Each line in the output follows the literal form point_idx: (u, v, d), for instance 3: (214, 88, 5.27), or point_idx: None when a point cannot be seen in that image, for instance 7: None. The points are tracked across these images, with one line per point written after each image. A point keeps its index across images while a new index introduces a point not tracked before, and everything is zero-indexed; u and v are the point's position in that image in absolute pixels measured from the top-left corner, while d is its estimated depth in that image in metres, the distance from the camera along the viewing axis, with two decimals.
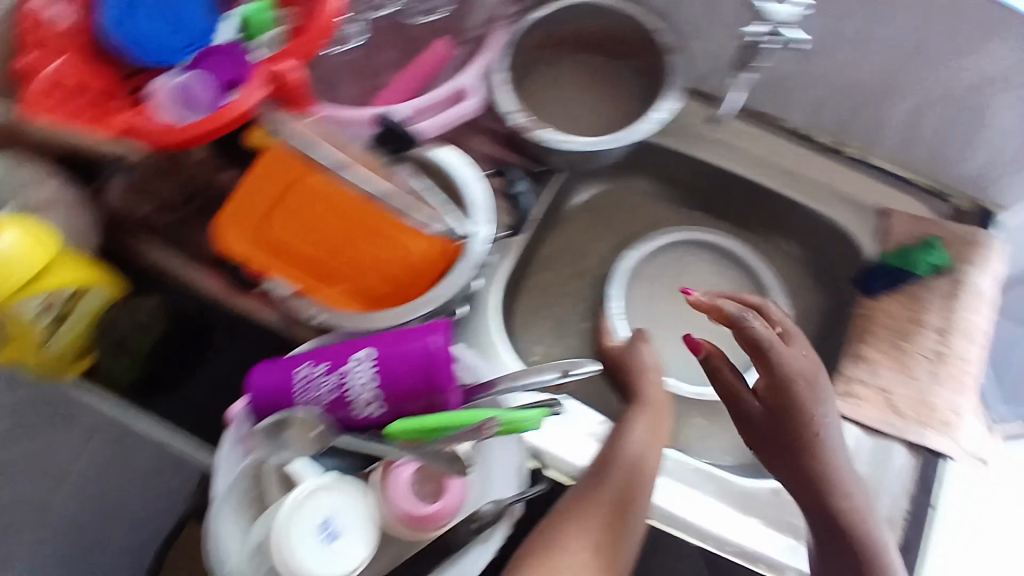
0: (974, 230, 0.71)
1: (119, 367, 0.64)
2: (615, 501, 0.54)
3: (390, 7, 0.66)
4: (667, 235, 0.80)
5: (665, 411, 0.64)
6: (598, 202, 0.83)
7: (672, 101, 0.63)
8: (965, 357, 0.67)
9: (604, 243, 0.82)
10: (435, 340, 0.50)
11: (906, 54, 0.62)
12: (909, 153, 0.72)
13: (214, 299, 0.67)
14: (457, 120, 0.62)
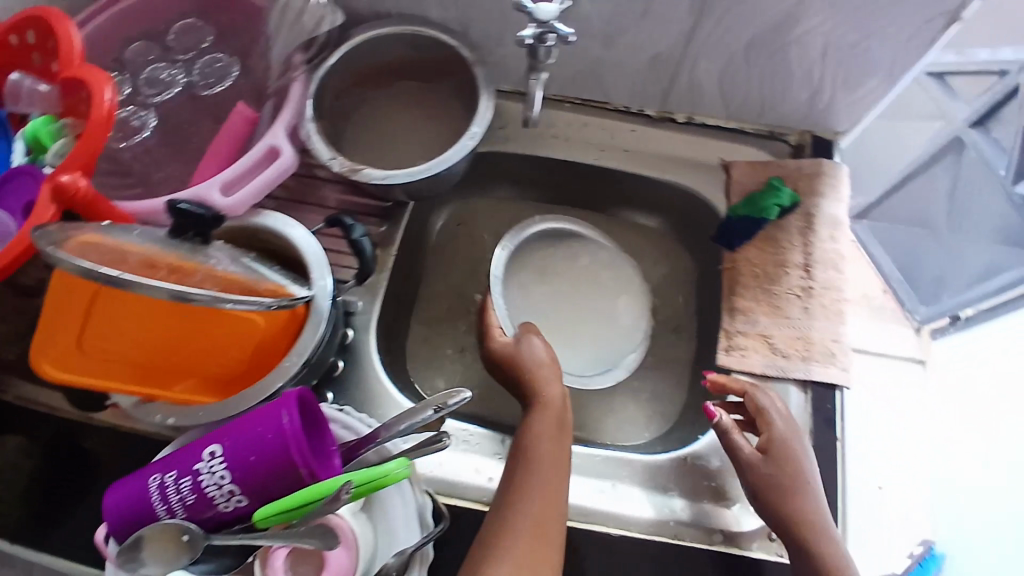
0: (816, 161, 0.72)
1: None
2: (538, 516, 0.53)
3: (180, 84, 0.67)
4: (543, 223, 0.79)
5: (562, 407, 0.63)
6: (465, 217, 0.83)
7: (487, 100, 0.64)
8: (832, 285, 0.69)
9: (480, 257, 0.82)
10: (285, 416, 0.47)
11: (687, 30, 0.64)
12: (730, 108, 0.74)
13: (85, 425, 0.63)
14: (273, 185, 0.61)
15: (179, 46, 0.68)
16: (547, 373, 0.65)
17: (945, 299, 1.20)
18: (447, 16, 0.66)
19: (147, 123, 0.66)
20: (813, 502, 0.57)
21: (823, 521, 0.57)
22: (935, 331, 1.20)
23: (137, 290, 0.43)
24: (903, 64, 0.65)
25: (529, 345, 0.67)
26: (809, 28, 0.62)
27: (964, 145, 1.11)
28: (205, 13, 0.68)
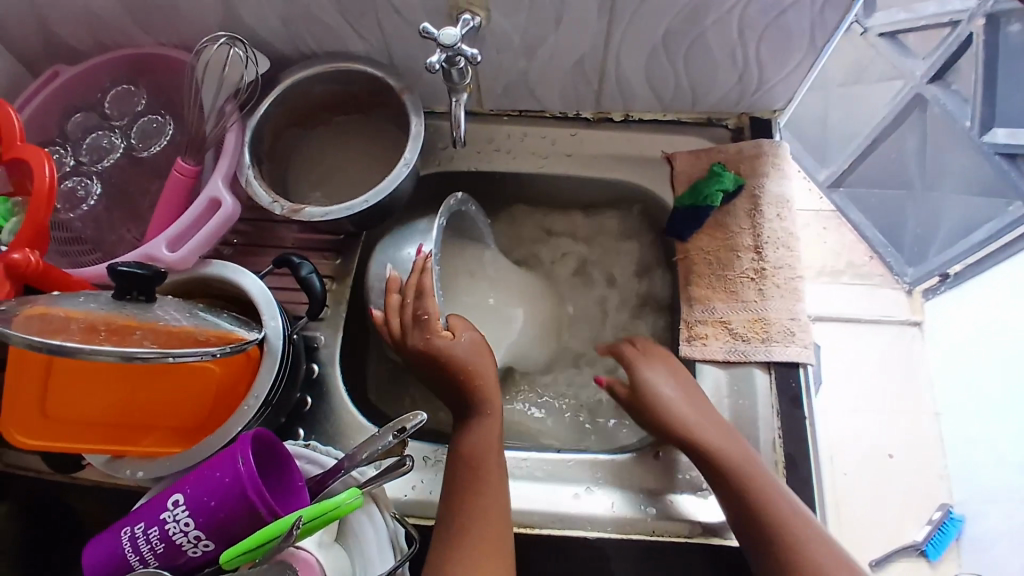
0: (755, 142, 0.73)
1: None
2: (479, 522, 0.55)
3: (120, 149, 0.71)
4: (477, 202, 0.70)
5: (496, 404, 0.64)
6: None
7: (418, 123, 0.66)
8: (783, 263, 0.70)
9: None
10: (240, 460, 0.47)
11: (601, 35, 0.66)
12: (662, 102, 0.76)
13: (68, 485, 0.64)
14: (220, 232, 0.62)
15: (116, 112, 0.71)
16: (489, 371, 0.65)
17: (932, 257, 1.20)
18: (371, 49, 0.69)
19: (91, 190, 0.69)
20: (710, 427, 0.62)
21: (753, 475, 0.58)
22: (927, 292, 1.23)
23: (80, 355, 0.44)
24: (822, 33, 0.63)
25: (462, 342, 0.64)
26: (717, 15, 0.62)
27: (926, 102, 1.09)
28: (136, 78, 0.71)
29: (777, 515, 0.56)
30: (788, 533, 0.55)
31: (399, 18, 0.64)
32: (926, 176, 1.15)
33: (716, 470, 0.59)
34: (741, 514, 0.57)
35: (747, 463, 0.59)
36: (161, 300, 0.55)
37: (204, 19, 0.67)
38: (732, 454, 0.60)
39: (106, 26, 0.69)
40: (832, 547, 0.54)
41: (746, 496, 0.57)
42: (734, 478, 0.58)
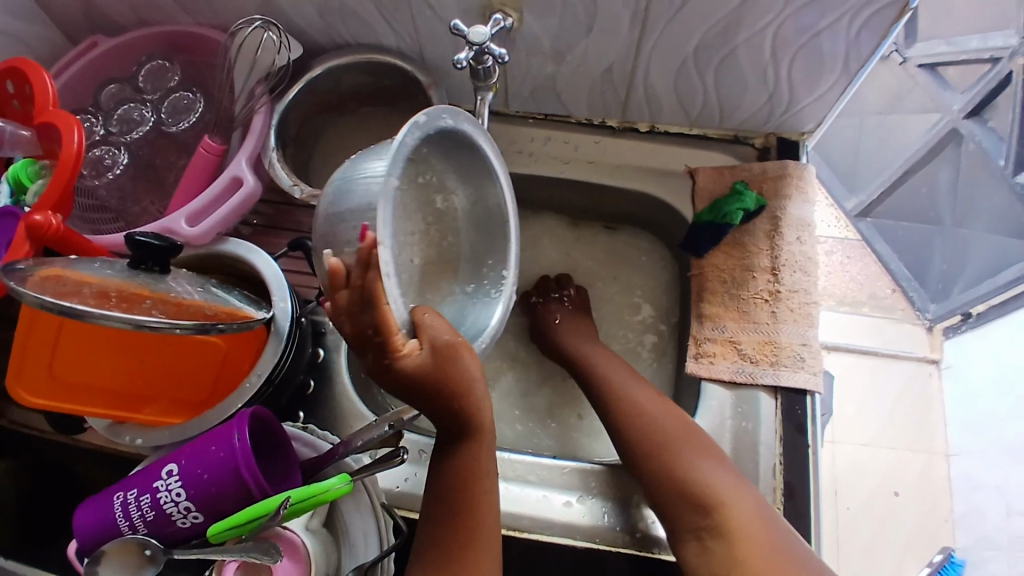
0: (780, 163, 0.72)
1: None
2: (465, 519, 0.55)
3: (149, 122, 0.72)
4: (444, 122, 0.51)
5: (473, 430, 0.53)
6: None
7: None
8: (799, 287, 0.69)
9: None
10: (237, 436, 0.47)
11: (632, 45, 0.66)
12: (686, 116, 0.75)
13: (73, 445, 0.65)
14: (239, 211, 0.63)
15: (149, 87, 0.72)
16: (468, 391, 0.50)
17: (955, 295, 1.18)
18: (402, 43, 0.70)
19: (118, 160, 0.70)
20: (602, 363, 0.71)
21: (630, 401, 0.65)
22: (948, 330, 1.20)
23: (89, 319, 0.45)
24: (858, 56, 0.62)
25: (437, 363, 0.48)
26: (750, 33, 0.62)
27: (961, 137, 1.08)
28: (171, 55, 0.73)
29: (645, 421, 0.62)
30: (653, 432, 0.61)
31: (432, 15, 0.65)
32: (957, 212, 1.14)
33: (603, 397, 0.67)
34: (618, 431, 0.64)
35: (625, 385, 0.67)
36: (174, 273, 0.55)
37: (242, 3, 0.68)
38: (615, 380, 0.68)
39: (147, 2, 0.70)
40: (692, 439, 0.59)
41: (620, 412, 0.64)
42: (613, 403, 0.66)
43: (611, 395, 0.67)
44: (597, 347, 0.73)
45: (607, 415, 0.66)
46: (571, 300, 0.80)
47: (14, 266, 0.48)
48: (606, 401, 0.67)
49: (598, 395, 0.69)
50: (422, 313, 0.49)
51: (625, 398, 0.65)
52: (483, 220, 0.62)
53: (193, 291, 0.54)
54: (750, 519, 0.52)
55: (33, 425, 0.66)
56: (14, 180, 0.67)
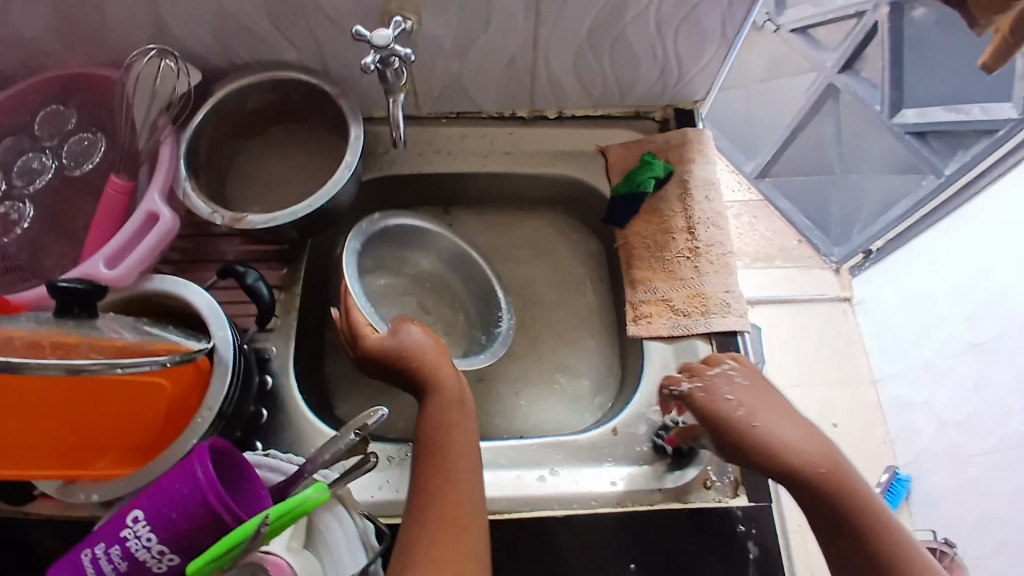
0: (680, 131, 0.77)
1: None
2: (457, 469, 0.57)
3: (51, 169, 0.70)
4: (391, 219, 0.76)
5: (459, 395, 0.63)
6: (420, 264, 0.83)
7: (358, 128, 0.67)
8: (715, 242, 0.74)
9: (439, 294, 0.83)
10: (200, 468, 0.47)
11: (529, 36, 0.69)
12: (589, 98, 0.79)
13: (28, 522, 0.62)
14: (160, 246, 0.62)
15: (45, 133, 0.70)
16: (433, 358, 0.64)
17: (856, 236, 1.30)
18: (304, 57, 0.70)
19: (24, 215, 0.68)
20: (809, 443, 0.55)
21: (881, 525, 0.51)
22: (853, 269, 1.32)
23: (23, 370, 0.44)
24: (733, 22, 0.68)
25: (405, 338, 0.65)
26: (635, 12, 0.66)
27: (838, 90, 1.17)
28: (65, 98, 0.70)
29: (889, 534, 0.51)
30: (902, 554, 0.50)
31: (331, 25, 0.66)
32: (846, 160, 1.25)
33: (827, 510, 0.53)
34: (847, 535, 0.52)
35: (848, 473, 0.54)
36: (104, 316, 0.54)
37: (131, 33, 0.66)
38: (846, 468, 0.54)
39: (28, 45, 0.67)
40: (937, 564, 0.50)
41: (852, 517, 0.52)
42: (836, 494, 0.53)
43: (831, 485, 0.53)
44: (792, 425, 0.57)
45: (824, 509, 0.53)
46: (738, 374, 0.62)
47: None
48: (828, 495, 0.53)
49: (814, 485, 0.53)
50: (402, 322, 0.67)
51: (858, 499, 0.52)
52: (466, 270, 0.80)
53: (118, 330, 0.52)
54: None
55: None
56: None
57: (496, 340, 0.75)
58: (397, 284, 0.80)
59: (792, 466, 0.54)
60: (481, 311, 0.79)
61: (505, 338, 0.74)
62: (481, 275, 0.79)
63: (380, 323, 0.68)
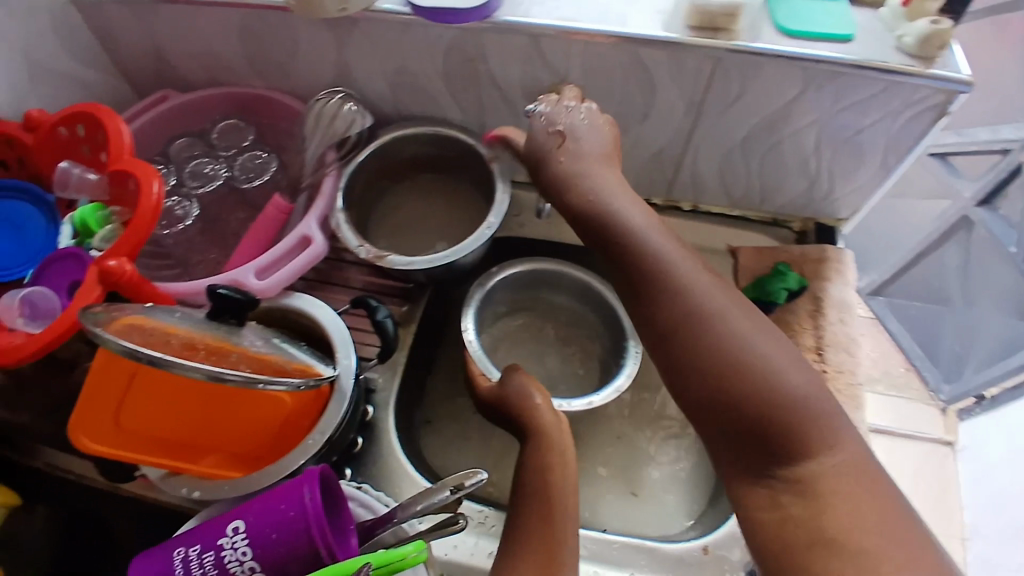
0: (820, 248, 0.75)
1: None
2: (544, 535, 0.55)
3: (221, 177, 0.76)
4: (509, 269, 0.77)
5: (562, 435, 0.63)
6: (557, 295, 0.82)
7: (504, 189, 0.70)
8: (844, 368, 0.70)
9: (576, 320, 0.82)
10: (309, 492, 0.49)
11: (684, 133, 0.70)
12: (727, 198, 0.79)
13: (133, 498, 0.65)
14: (307, 268, 0.65)
15: (223, 144, 0.77)
16: (540, 408, 0.64)
17: (968, 375, 1.18)
18: (466, 117, 0.74)
19: (189, 212, 0.74)
20: (683, 264, 0.51)
21: (705, 296, 0.49)
22: (962, 412, 1.19)
23: (173, 369, 0.46)
24: (896, 151, 0.66)
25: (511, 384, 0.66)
26: (797, 127, 0.66)
27: (973, 223, 1.11)
28: (243, 115, 0.77)
29: (707, 314, 0.49)
30: (774, 395, 0.45)
31: (499, 95, 0.69)
32: (966, 293, 1.18)
33: (662, 323, 0.50)
34: (729, 408, 0.46)
35: (729, 317, 0.48)
36: (248, 328, 0.57)
37: (316, 70, 0.72)
38: (683, 275, 0.51)
39: (222, 63, 0.75)
40: (773, 338, 0.48)
41: (731, 382, 0.46)
42: (723, 366, 0.47)
43: (742, 370, 0.46)
44: (674, 243, 0.53)
45: (687, 341, 0.48)
46: (584, 112, 0.62)
47: (96, 314, 0.49)
48: (725, 378, 0.46)
49: (687, 325, 0.49)
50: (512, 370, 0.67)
51: (719, 340, 0.47)
52: (596, 303, 0.78)
53: (255, 341, 0.55)
54: (852, 464, 0.43)
55: (70, 470, 0.67)
56: (81, 223, 0.67)
57: (626, 368, 0.71)
58: (536, 319, 0.83)
59: (670, 293, 0.50)
60: (617, 338, 0.76)
61: (633, 368, 0.71)
62: (610, 306, 0.76)
63: (493, 369, 0.70)
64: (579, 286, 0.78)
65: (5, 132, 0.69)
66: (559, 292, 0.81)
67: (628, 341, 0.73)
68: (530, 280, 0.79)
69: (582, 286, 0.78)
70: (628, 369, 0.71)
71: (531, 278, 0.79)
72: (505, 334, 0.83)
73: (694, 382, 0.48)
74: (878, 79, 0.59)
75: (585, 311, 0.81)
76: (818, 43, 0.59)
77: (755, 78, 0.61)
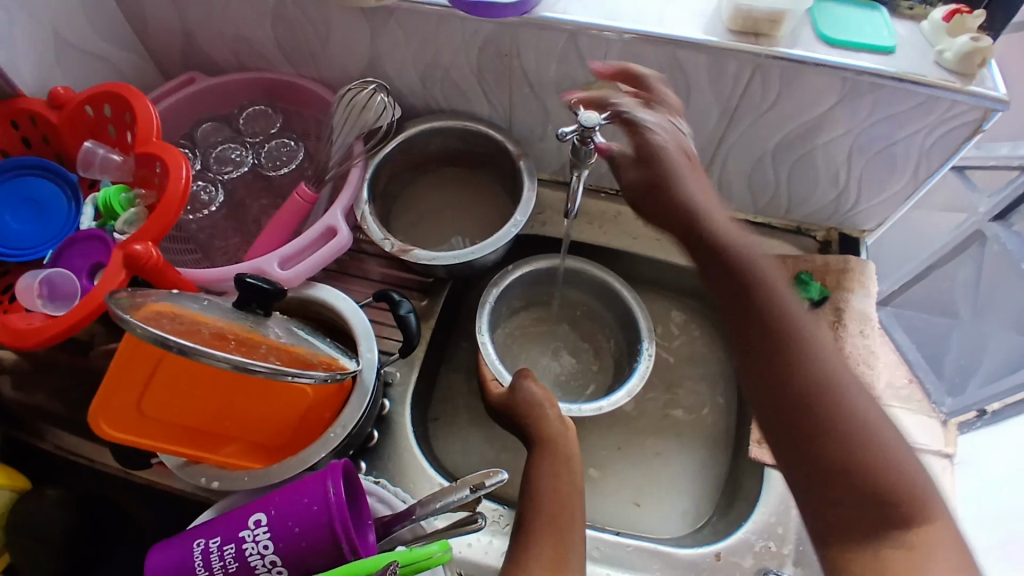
0: (844, 258, 0.75)
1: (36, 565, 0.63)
2: (557, 536, 0.55)
3: (247, 163, 0.76)
4: (522, 268, 0.76)
5: (569, 441, 0.63)
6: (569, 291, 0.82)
7: (531, 189, 0.70)
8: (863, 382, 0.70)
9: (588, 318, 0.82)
10: (332, 487, 0.49)
11: (715, 138, 0.69)
12: (753, 204, 0.78)
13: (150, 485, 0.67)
14: (331, 258, 0.65)
15: (249, 130, 0.76)
16: (552, 416, 0.65)
17: (972, 390, 1.03)
18: (494, 113, 0.73)
19: (214, 198, 0.73)
20: (809, 323, 0.51)
21: (795, 314, 0.51)
22: (963, 426, 1.03)
23: (204, 360, 0.45)
24: (927, 165, 0.66)
25: (524, 389, 0.66)
26: (830, 137, 0.66)
27: (986, 238, 0.98)
28: (271, 100, 0.76)
29: (839, 379, 0.47)
30: (899, 474, 0.43)
31: (531, 92, 0.69)
32: (976, 305, 1.05)
33: (760, 325, 0.51)
34: (841, 463, 0.44)
35: (859, 385, 0.47)
36: (274, 318, 0.56)
37: (346, 59, 0.71)
38: (814, 333, 0.50)
39: (252, 48, 0.74)
40: (897, 425, 0.46)
41: (858, 439, 0.44)
42: (845, 423, 0.45)
43: (828, 384, 0.47)
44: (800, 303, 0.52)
45: (813, 399, 0.47)
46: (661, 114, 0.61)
47: (125, 299, 0.48)
48: (853, 437, 0.45)
49: (780, 334, 0.50)
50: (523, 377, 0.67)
51: (853, 403, 0.46)
52: (610, 300, 0.78)
53: (273, 327, 0.55)
54: (928, 487, 0.43)
55: (82, 454, 0.68)
56: (104, 204, 0.66)
57: (637, 368, 0.71)
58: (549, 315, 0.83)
59: (795, 345, 0.49)
60: (631, 337, 0.76)
61: (644, 374, 0.71)
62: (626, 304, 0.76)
63: (504, 373, 0.70)
64: (595, 283, 0.78)
65: (29, 110, 0.68)
66: (572, 288, 0.80)
67: (643, 340, 0.73)
68: (543, 275, 0.79)
69: (597, 283, 0.78)
70: (640, 370, 0.71)
71: (545, 274, 0.78)
72: (519, 330, 0.82)
73: (791, 381, 0.48)
74: (915, 92, 0.58)
75: (599, 307, 0.81)
76: (859, 54, 0.59)
77: (794, 85, 0.61)
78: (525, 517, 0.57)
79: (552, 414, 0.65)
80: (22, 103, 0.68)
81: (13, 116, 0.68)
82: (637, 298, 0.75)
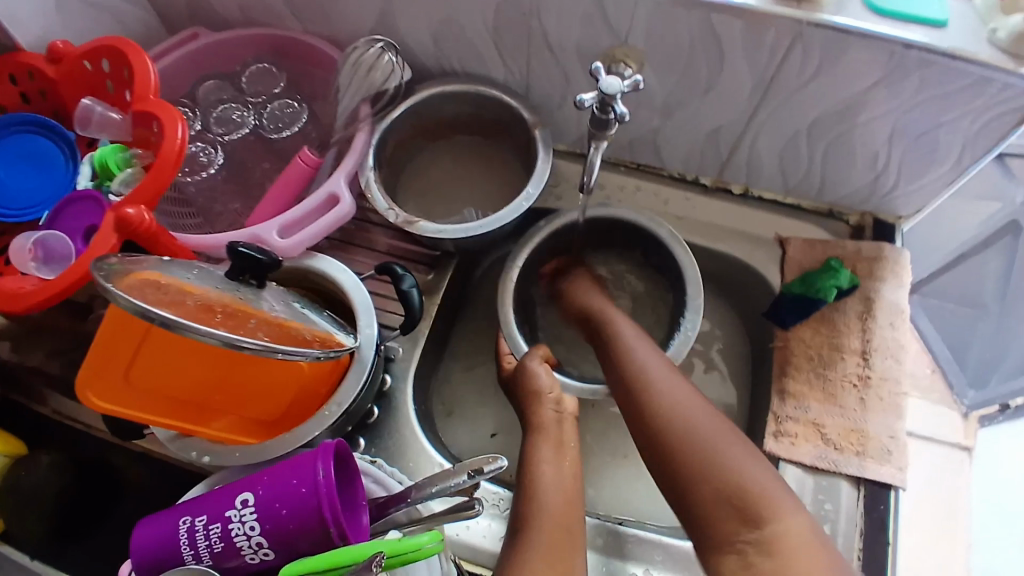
0: (877, 246, 0.70)
1: (24, 531, 0.62)
2: (548, 537, 0.51)
3: (249, 125, 0.72)
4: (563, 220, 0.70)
5: (568, 427, 0.61)
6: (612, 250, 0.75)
7: (545, 161, 0.66)
8: (889, 376, 0.67)
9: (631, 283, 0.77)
10: (321, 470, 0.46)
11: (748, 112, 0.65)
12: (782, 184, 0.74)
13: (149, 457, 0.67)
14: (334, 228, 0.61)
15: (252, 89, 0.73)
16: (548, 404, 0.61)
17: (994, 384, 1.03)
18: (511, 79, 0.69)
19: (213, 160, 0.70)
20: (651, 364, 0.60)
21: (641, 362, 0.61)
22: (985, 418, 1.05)
23: (188, 333, 0.42)
24: (973, 152, 0.61)
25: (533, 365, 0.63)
26: (871, 116, 0.61)
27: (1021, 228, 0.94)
28: (276, 59, 0.73)
29: (674, 409, 0.57)
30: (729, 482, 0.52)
31: (550, 55, 0.64)
32: (1006, 300, 1.00)
33: (615, 367, 0.62)
34: (688, 487, 0.54)
35: (697, 416, 0.56)
36: (270, 289, 0.53)
37: (358, 16, 0.67)
38: (656, 374, 0.59)
39: (258, 2, 0.70)
40: (733, 439, 0.55)
41: (695, 461, 0.54)
42: (676, 447, 0.55)
43: (658, 408, 0.57)
44: (653, 352, 0.62)
45: (658, 432, 0.56)
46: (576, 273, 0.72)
47: (109, 263, 0.46)
48: (676, 442, 0.55)
49: (626, 373, 0.61)
50: (532, 350, 0.65)
51: (679, 426, 0.56)
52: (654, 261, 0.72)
53: (263, 296, 0.52)
54: (763, 481, 0.52)
55: (79, 420, 0.68)
56: (100, 164, 0.64)
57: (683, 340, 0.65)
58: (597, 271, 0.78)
59: (640, 392, 0.59)
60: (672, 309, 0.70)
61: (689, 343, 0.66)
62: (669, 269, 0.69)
63: (522, 344, 0.66)
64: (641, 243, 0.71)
65: (27, 63, 0.65)
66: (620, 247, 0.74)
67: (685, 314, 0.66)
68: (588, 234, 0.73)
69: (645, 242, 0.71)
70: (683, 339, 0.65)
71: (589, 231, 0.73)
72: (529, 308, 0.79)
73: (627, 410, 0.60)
74: (967, 71, 0.53)
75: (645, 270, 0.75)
76: (907, 24, 0.53)
77: (837, 58, 0.56)
78: (521, 510, 0.54)
79: (558, 394, 0.62)
80: (22, 57, 0.65)
81: (9, 70, 0.66)
82: (677, 236, 0.68)
